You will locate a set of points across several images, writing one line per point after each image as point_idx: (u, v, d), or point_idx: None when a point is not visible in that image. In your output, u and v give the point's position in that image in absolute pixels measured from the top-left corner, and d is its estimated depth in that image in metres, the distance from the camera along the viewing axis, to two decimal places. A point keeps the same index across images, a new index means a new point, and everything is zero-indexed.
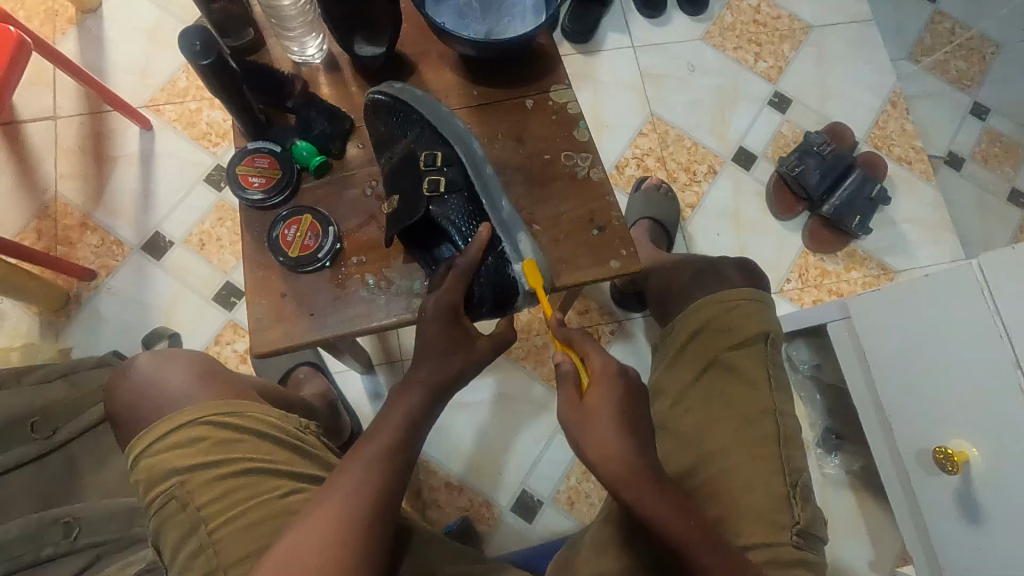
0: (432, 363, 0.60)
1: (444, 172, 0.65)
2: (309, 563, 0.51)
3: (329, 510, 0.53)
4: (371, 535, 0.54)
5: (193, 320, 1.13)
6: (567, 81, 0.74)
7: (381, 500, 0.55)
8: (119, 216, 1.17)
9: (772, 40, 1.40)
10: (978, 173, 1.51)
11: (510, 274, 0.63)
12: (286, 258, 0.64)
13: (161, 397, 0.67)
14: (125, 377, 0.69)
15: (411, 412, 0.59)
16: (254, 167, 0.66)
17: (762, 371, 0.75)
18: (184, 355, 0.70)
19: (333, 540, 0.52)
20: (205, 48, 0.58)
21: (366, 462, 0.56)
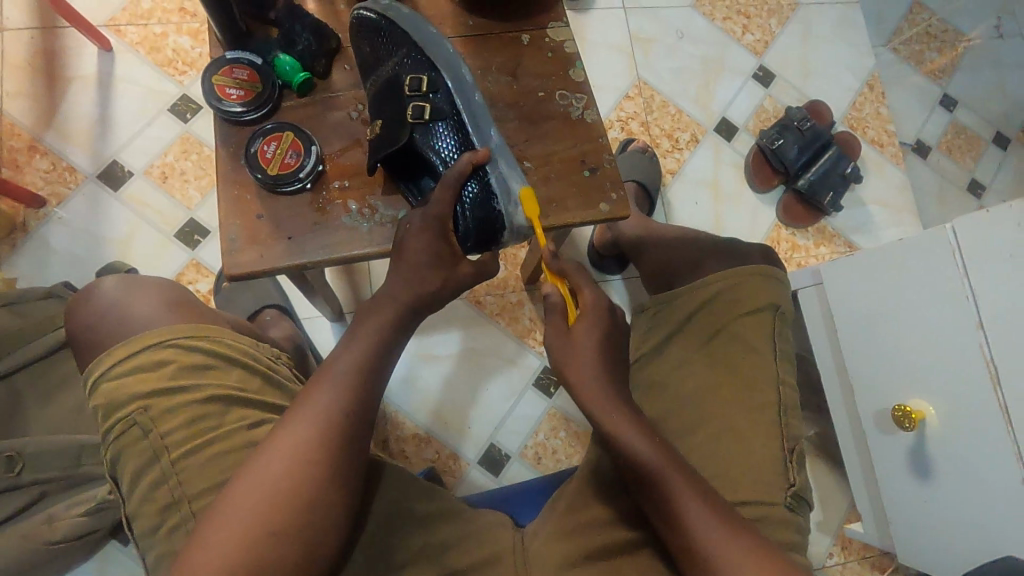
0: (409, 281, 0.58)
1: (429, 98, 0.61)
2: (272, 486, 0.50)
3: (297, 429, 0.52)
4: (340, 454, 0.52)
5: (151, 257, 1.07)
6: (565, 20, 0.72)
7: (350, 417, 0.53)
8: (72, 141, 1.09)
9: (760, 14, 1.41)
10: (942, 163, 1.56)
11: (495, 208, 0.61)
12: (264, 176, 0.60)
13: (128, 318, 0.63)
14: (88, 300, 0.65)
15: (382, 329, 0.57)
16: (232, 77, 0.62)
17: (766, 335, 0.78)
18: (154, 283, 0.67)
19: (297, 462, 0.51)
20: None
21: (331, 382, 0.54)
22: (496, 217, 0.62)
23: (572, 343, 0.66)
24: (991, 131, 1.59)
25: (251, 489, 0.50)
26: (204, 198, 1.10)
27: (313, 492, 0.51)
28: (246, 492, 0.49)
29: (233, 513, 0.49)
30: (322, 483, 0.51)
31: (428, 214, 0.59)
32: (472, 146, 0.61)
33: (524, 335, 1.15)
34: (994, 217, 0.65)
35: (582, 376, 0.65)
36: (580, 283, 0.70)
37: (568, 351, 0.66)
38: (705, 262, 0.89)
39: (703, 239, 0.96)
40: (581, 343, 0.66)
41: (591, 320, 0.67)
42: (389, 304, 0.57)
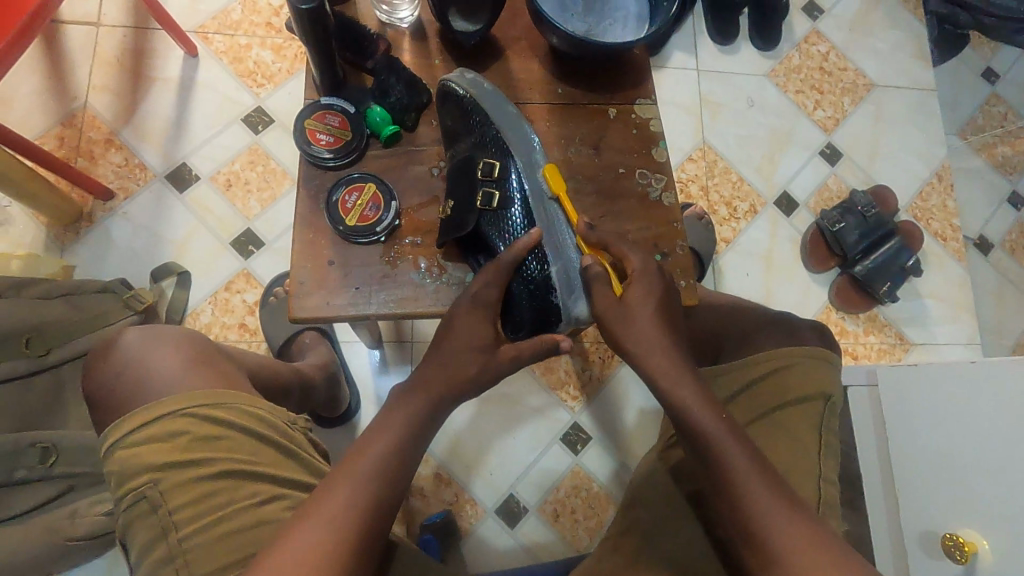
0: (444, 357, 0.58)
1: (500, 186, 0.62)
2: (301, 566, 0.48)
3: (331, 512, 0.50)
4: (376, 528, 0.52)
5: (205, 262, 1.09)
6: (653, 97, 0.72)
7: (381, 504, 0.52)
8: (147, 139, 1.12)
9: (834, 91, 1.39)
10: (1003, 261, 1.51)
11: (553, 301, 0.62)
12: (342, 225, 0.61)
13: (151, 378, 0.63)
14: (113, 352, 0.65)
15: (415, 415, 0.56)
16: (323, 123, 0.62)
17: (813, 431, 0.75)
18: (173, 338, 0.67)
19: (337, 529, 0.50)
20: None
21: (377, 452, 0.53)
22: (551, 308, 0.62)
23: (630, 313, 0.58)
24: None
25: (288, 552, 0.48)
26: (263, 210, 1.12)
27: (347, 563, 0.49)
28: (282, 553, 0.48)
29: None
30: (355, 555, 0.50)
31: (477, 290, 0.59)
32: (537, 237, 0.61)
33: (557, 386, 1.13)
34: None
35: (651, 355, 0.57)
36: (624, 248, 0.61)
37: (638, 339, 0.58)
38: (758, 336, 0.83)
39: (758, 310, 0.91)
40: (637, 313, 0.58)
41: (645, 285, 0.59)
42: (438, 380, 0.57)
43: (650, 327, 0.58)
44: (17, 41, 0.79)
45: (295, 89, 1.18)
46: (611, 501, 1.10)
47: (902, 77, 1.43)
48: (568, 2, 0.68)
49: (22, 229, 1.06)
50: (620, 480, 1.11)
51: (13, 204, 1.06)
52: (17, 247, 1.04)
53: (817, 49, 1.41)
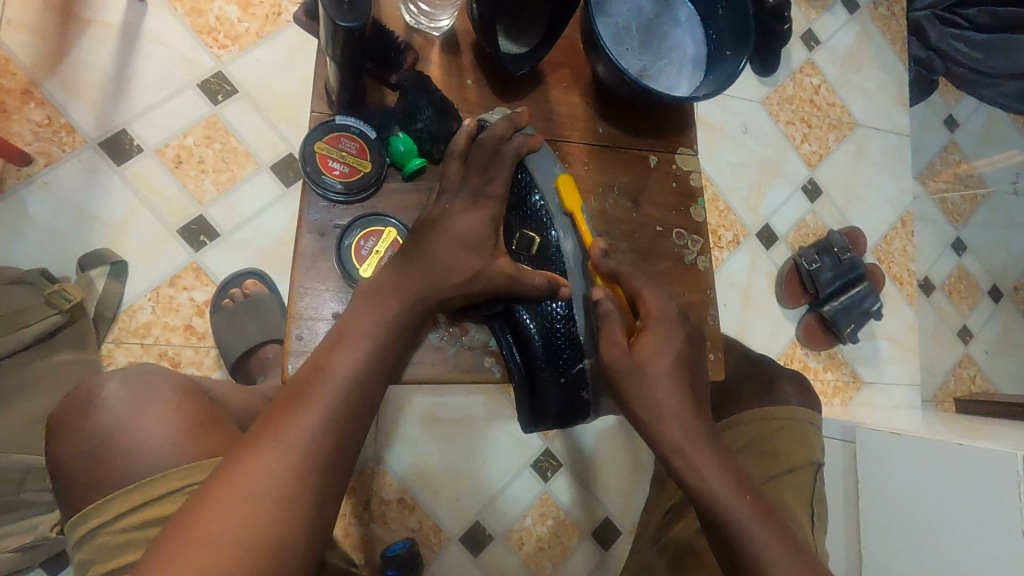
0: (426, 279, 0.53)
1: (534, 262, 0.58)
2: (265, 491, 0.45)
3: (295, 433, 0.48)
4: (333, 463, 0.49)
5: (147, 250, 0.94)
6: (695, 147, 0.66)
7: (345, 420, 0.49)
8: (78, 96, 0.94)
9: (821, 126, 1.40)
10: (944, 304, 1.60)
11: (580, 398, 0.60)
12: (356, 274, 0.54)
13: (133, 452, 0.56)
14: (90, 414, 0.58)
15: (383, 321, 0.52)
16: (338, 148, 0.54)
17: (803, 505, 0.71)
18: (160, 394, 0.59)
19: (289, 472, 0.46)
20: (352, 10, 0.45)
21: (326, 389, 0.49)
22: (579, 405, 0.61)
23: (643, 367, 0.56)
24: (989, 282, 1.66)
25: (235, 500, 0.45)
26: (220, 195, 0.97)
27: (304, 504, 0.46)
28: (242, 494, 0.45)
29: (214, 527, 0.43)
30: (314, 494, 0.47)
31: (441, 275, 0.53)
32: (574, 329, 0.58)
33: None
34: None
35: (664, 415, 0.56)
36: (641, 288, 0.58)
37: (653, 407, 0.56)
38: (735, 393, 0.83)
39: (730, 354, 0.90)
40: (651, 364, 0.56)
41: (662, 335, 0.57)
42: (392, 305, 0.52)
43: (666, 383, 0.56)
44: None
45: (265, 56, 1.02)
46: (577, 529, 1.08)
47: (882, 119, 1.46)
48: (623, 33, 0.61)
49: None
50: (587, 509, 1.09)
51: None
52: None
53: (810, 81, 1.41)
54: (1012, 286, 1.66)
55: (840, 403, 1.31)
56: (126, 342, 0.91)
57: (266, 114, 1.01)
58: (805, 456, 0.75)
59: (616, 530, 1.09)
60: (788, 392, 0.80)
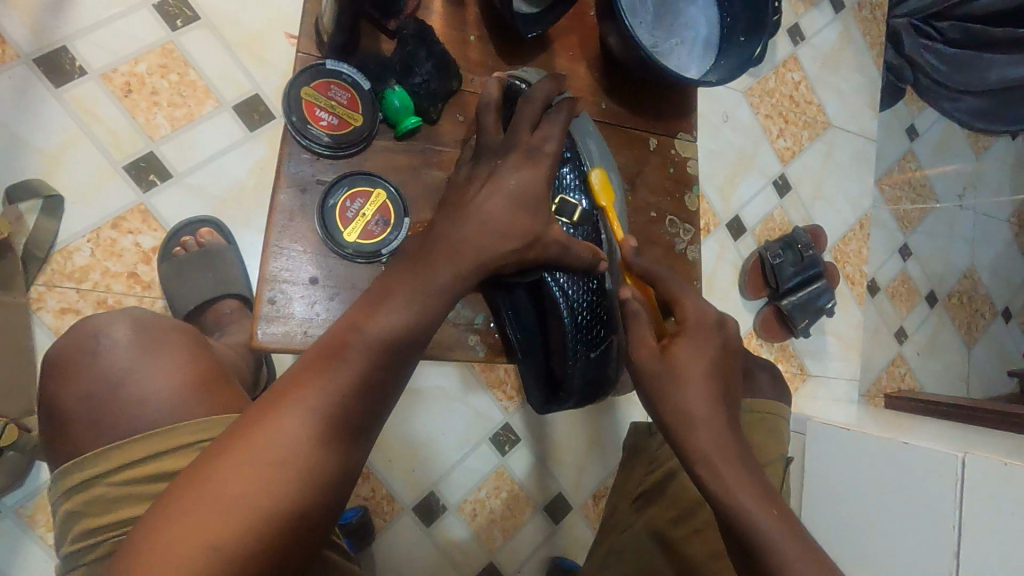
0: (479, 239, 0.50)
1: (572, 230, 0.57)
2: (287, 454, 0.43)
3: (325, 396, 0.45)
4: (355, 434, 0.47)
5: (88, 186, 0.85)
6: (695, 133, 0.65)
7: (375, 388, 0.47)
8: (12, 3, 0.83)
9: (797, 123, 1.42)
10: (886, 305, 1.69)
11: (606, 371, 0.62)
12: (341, 239, 0.50)
13: (140, 398, 0.57)
14: (96, 357, 0.59)
15: (428, 288, 0.49)
16: (328, 97, 0.49)
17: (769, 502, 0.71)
18: (175, 347, 0.62)
19: (307, 441, 0.44)
20: None
21: (359, 352, 0.46)
22: (601, 377, 0.62)
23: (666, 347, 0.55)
24: (927, 288, 1.76)
25: (251, 464, 0.43)
26: (175, 133, 0.89)
27: (320, 477, 0.44)
28: (263, 456, 0.43)
29: (228, 491, 0.42)
30: (330, 467, 0.45)
31: (496, 237, 0.51)
32: (601, 306, 0.59)
33: (493, 384, 1.08)
34: (1009, 472, 0.69)
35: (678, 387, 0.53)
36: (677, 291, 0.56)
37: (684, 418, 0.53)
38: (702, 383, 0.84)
39: None
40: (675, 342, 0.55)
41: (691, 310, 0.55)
42: (445, 270, 0.50)
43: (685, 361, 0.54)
44: None
45: None
46: (530, 503, 1.09)
47: (853, 122, 1.49)
48: (637, 5, 0.58)
49: None
50: (541, 483, 1.10)
51: None
52: None
53: (791, 76, 1.41)
54: (946, 293, 1.77)
55: None
56: (59, 286, 0.83)
57: (229, 46, 0.91)
58: (777, 452, 0.75)
59: (568, 506, 1.11)
60: (761, 383, 0.80)
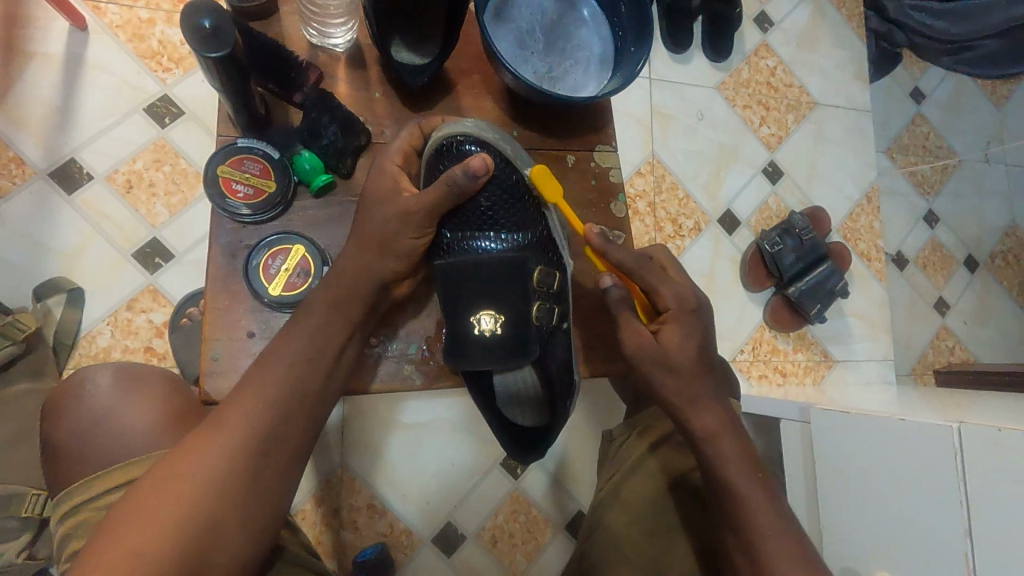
0: (352, 271, 0.56)
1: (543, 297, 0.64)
2: (204, 474, 0.49)
3: (234, 422, 0.51)
4: (270, 455, 0.51)
5: (102, 275, 0.95)
6: (614, 143, 0.67)
7: (281, 410, 0.52)
8: (25, 128, 0.96)
9: (779, 108, 1.40)
10: (918, 276, 1.60)
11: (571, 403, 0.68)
12: (265, 293, 0.56)
13: (120, 431, 0.62)
14: (82, 401, 0.63)
15: (320, 319, 0.55)
16: (241, 171, 0.56)
17: None
18: (151, 387, 0.65)
19: (224, 461, 0.49)
20: (217, 41, 0.46)
21: (264, 382, 0.52)
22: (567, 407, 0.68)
23: (667, 349, 0.62)
24: (964, 253, 1.65)
25: (174, 484, 0.48)
26: (173, 217, 0.99)
27: (234, 493, 0.49)
28: (182, 478, 0.48)
29: (153, 506, 0.47)
30: (253, 477, 0.50)
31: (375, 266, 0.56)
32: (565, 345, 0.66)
33: None
34: (1004, 438, 0.65)
35: (673, 373, 0.62)
36: (656, 282, 0.63)
37: (662, 355, 0.62)
38: None
39: None
40: (675, 348, 0.62)
41: (685, 327, 0.63)
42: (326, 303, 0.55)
43: (694, 380, 0.62)
44: None
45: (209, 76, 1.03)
46: (550, 524, 1.09)
47: (842, 98, 1.46)
48: (528, 39, 0.61)
49: None
50: (559, 503, 1.10)
51: None
52: None
53: (765, 63, 1.40)
54: (987, 256, 1.66)
55: (811, 382, 1.31)
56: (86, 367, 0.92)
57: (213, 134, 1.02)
58: None
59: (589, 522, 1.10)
60: None
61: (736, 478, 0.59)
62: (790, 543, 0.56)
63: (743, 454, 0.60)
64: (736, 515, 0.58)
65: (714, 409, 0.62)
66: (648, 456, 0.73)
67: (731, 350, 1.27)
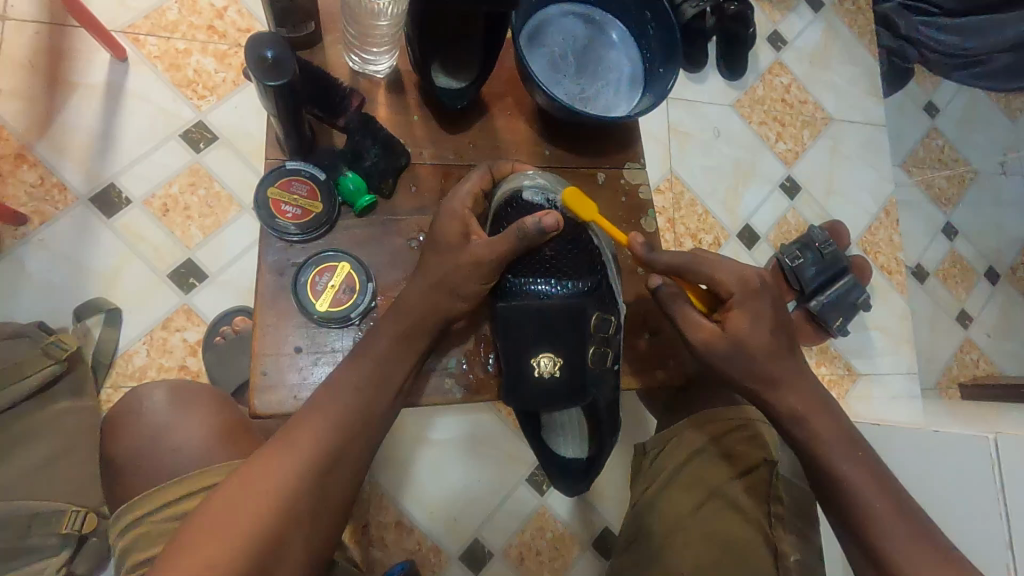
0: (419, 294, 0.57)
1: (593, 340, 0.65)
2: (271, 492, 0.49)
3: (302, 443, 0.52)
4: (331, 477, 0.52)
5: (139, 296, 0.98)
6: (643, 161, 0.69)
7: (344, 435, 0.54)
8: (67, 156, 1.00)
9: (795, 124, 1.42)
10: (939, 289, 1.60)
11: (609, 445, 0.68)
12: (311, 308, 0.58)
13: (176, 446, 0.63)
14: (140, 416, 0.65)
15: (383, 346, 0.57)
16: (289, 193, 0.58)
17: (762, 505, 0.70)
18: (203, 403, 0.67)
19: (291, 479, 0.50)
20: (276, 69, 0.48)
21: (328, 405, 0.54)
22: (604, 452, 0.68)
23: (774, 372, 0.64)
24: (984, 265, 1.65)
25: (243, 501, 0.49)
26: (206, 239, 1.02)
27: (298, 513, 0.50)
28: (251, 494, 0.49)
29: (225, 522, 0.47)
30: (312, 502, 0.51)
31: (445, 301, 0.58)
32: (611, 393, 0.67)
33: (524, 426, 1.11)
34: None
35: (780, 389, 0.64)
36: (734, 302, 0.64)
37: (741, 358, 0.64)
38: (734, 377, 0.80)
39: None
40: (779, 370, 0.65)
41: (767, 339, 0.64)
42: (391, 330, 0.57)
43: (790, 389, 0.65)
44: None
45: (242, 102, 1.07)
46: (576, 541, 1.09)
47: (856, 113, 1.47)
48: (559, 62, 0.64)
49: None
50: (585, 519, 1.10)
51: None
52: None
53: (780, 81, 1.43)
54: (1008, 267, 1.66)
55: (835, 397, 1.31)
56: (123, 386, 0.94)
57: (246, 157, 1.05)
58: (763, 455, 0.70)
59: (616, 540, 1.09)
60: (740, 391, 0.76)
61: (845, 472, 0.61)
62: (911, 538, 0.57)
63: (857, 457, 0.62)
64: (855, 517, 0.60)
65: (819, 413, 0.64)
66: (683, 468, 0.73)
67: None
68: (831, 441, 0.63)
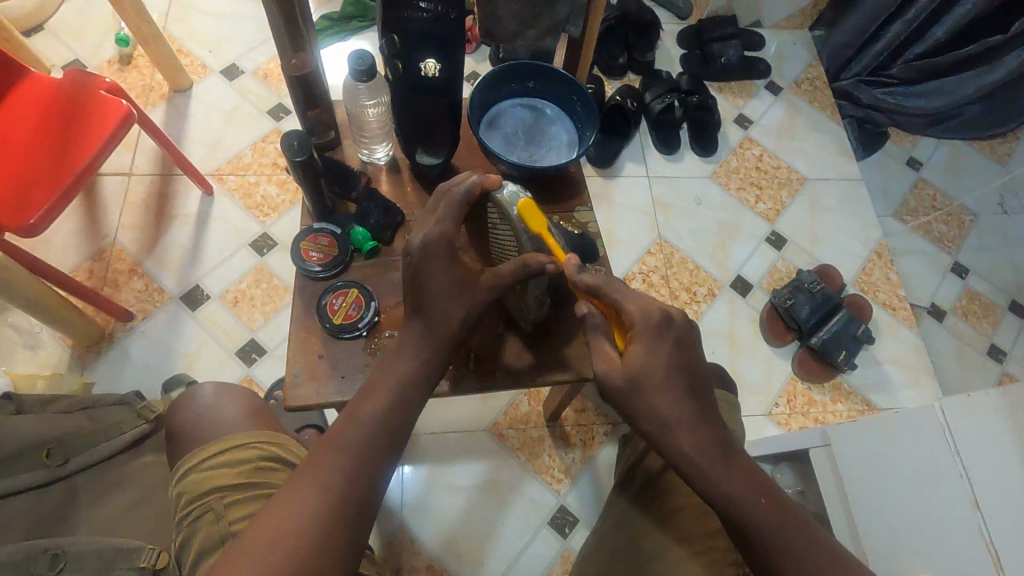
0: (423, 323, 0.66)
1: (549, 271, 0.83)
2: (301, 523, 0.53)
3: (326, 473, 0.56)
4: (356, 506, 0.56)
5: (213, 370, 1.20)
6: (589, 204, 0.87)
7: (366, 464, 0.58)
8: (166, 267, 1.28)
9: (772, 187, 1.58)
10: (961, 326, 1.60)
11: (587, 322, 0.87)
12: (330, 323, 0.75)
13: (220, 418, 0.78)
14: (192, 400, 0.80)
15: (403, 376, 0.64)
16: (315, 243, 0.80)
17: None
18: (241, 393, 0.83)
19: (318, 508, 0.54)
20: (300, 147, 0.73)
21: (355, 430, 0.60)
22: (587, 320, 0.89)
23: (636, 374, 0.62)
24: (1006, 299, 1.66)
25: (272, 535, 0.52)
26: (266, 321, 1.25)
27: (330, 540, 0.53)
28: (279, 529, 0.52)
29: (255, 556, 0.50)
30: (338, 529, 0.54)
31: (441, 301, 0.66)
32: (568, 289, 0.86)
33: (542, 471, 1.19)
34: (975, 400, 0.74)
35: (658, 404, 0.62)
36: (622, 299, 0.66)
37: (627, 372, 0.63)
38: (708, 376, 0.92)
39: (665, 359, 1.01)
40: (646, 374, 0.62)
41: (647, 341, 0.63)
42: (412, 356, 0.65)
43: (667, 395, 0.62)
44: (57, 205, 0.99)
45: (296, 215, 1.35)
46: None
47: (830, 171, 1.63)
48: (512, 137, 0.86)
49: (50, 352, 1.18)
50: None
51: (43, 328, 1.19)
52: (43, 368, 1.16)
53: (751, 153, 1.62)
54: None
55: None
56: None
57: None
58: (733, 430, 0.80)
59: None
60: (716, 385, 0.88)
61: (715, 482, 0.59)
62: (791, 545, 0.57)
63: (723, 456, 0.60)
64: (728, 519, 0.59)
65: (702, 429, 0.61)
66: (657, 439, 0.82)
67: (765, 404, 1.31)
68: (702, 452, 0.60)
